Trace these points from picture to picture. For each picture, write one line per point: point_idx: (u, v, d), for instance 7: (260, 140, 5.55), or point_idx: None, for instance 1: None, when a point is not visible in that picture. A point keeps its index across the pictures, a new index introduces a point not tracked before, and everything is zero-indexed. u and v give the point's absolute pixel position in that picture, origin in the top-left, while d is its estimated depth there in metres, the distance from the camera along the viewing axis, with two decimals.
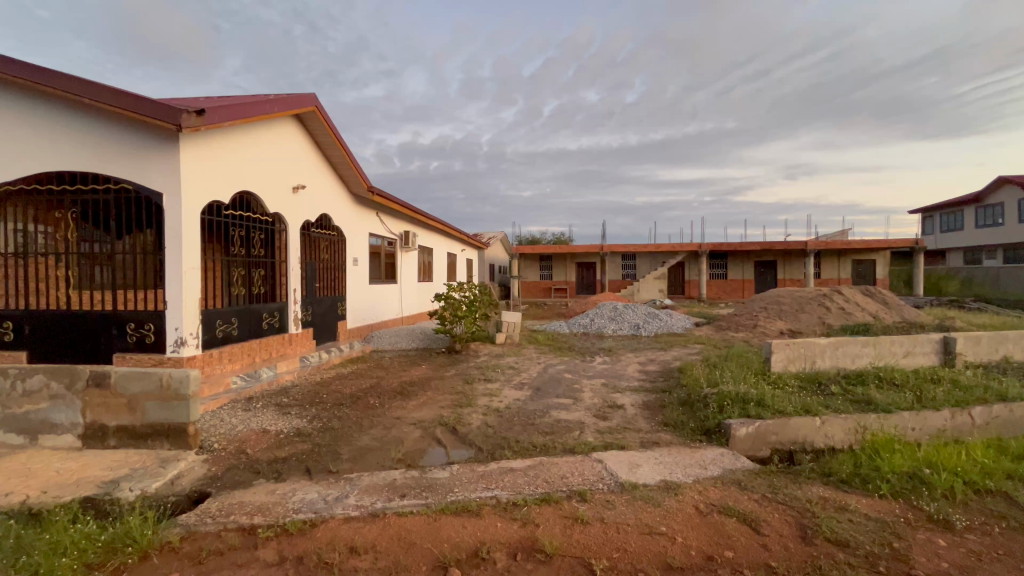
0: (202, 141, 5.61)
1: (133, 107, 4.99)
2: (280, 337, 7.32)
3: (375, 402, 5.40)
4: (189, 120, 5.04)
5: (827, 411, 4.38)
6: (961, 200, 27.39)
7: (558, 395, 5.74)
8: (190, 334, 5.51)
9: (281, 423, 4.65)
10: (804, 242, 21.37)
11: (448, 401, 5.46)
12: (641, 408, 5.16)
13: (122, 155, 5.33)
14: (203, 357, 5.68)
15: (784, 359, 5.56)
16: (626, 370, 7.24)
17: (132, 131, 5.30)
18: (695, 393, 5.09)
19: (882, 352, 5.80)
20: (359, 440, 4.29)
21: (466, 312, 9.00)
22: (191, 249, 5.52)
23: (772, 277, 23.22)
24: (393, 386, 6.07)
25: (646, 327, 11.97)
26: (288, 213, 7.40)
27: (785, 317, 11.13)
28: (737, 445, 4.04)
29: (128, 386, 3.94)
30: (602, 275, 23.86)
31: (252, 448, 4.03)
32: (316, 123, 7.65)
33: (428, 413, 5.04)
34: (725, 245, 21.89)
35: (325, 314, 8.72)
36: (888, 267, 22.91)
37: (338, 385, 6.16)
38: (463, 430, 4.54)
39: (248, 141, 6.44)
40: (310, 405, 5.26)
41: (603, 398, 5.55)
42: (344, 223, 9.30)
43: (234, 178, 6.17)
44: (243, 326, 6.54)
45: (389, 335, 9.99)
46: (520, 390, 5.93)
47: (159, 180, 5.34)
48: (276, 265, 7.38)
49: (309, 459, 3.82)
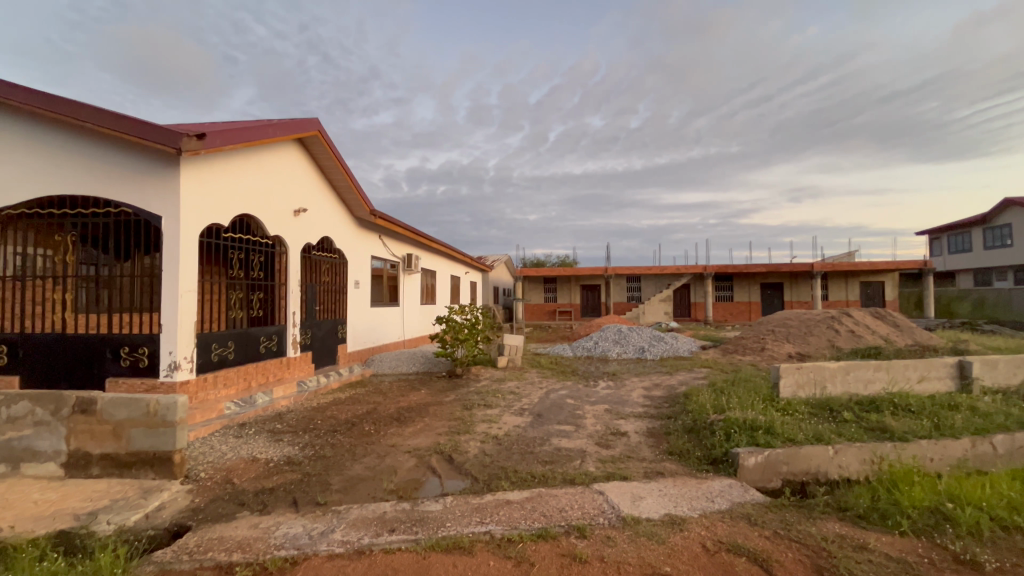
0: (203, 164, 5.66)
1: (135, 132, 5.03)
2: (278, 361, 7.21)
3: (370, 428, 5.24)
4: (189, 144, 5.08)
5: (841, 439, 4.18)
6: (968, 222, 27.22)
7: (560, 422, 5.55)
8: (184, 357, 5.45)
9: (272, 451, 4.51)
10: (811, 263, 21.21)
11: (445, 428, 5.28)
12: (646, 436, 4.96)
13: (123, 178, 5.37)
14: (197, 382, 5.60)
15: (793, 385, 5.36)
16: (631, 395, 7.04)
17: (133, 155, 5.34)
18: (701, 420, 4.90)
19: (895, 377, 5.60)
20: (351, 469, 4.14)
21: (467, 335, 8.87)
22: (188, 272, 5.51)
23: (780, 299, 22.99)
24: (390, 412, 5.90)
25: (651, 350, 11.77)
26: (289, 236, 7.41)
27: (794, 340, 10.90)
28: (746, 476, 3.84)
29: (115, 412, 3.83)
30: (607, 297, 23.73)
31: (239, 478, 3.88)
32: (319, 147, 7.73)
33: (425, 440, 4.89)
34: (730, 267, 21.75)
35: (325, 338, 8.62)
36: (897, 290, 22.67)
37: (333, 411, 5.99)
38: (459, 459, 4.37)
39: (250, 165, 6.48)
40: (303, 432, 5.10)
41: (606, 425, 5.35)
42: (346, 246, 9.32)
43: (234, 201, 6.18)
44: (239, 350, 6.47)
45: (390, 359, 9.86)
46: (520, 417, 5.75)
47: (158, 203, 5.37)
48: (275, 287, 7.34)
49: (297, 490, 3.68)
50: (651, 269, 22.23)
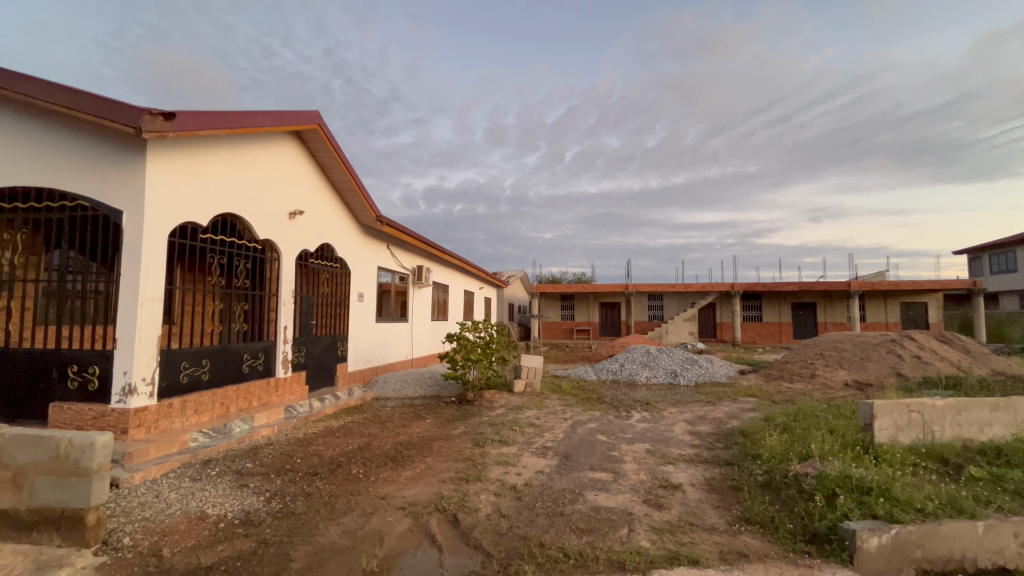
0: (177, 152, 4.88)
1: (91, 109, 4.26)
2: (264, 383, 6.30)
3: (358, 471, 4.23)
4: (152, 124, 4.28)
5: (988, 510, 3.05)
6: (1012, 240, 25.53)
7: (593, 467, 4.47)
8: (142, 379, 4.57)
9: (229, 503, 3.54)
10: (847, 282, 19.82)
11: (451, 473, 4.25)
12: (706, 491, 3.86)
13: (80, 167, 4.58)
14: (157, 409, 4.70)
15: (892, 427, 4.21)
16: (673, 430, 5.92)
17: (93, 139, 4.57)
18: (780, 472, 3.78)
19: (1018, 419, 4.43)
20: (324, 536, 3.11)
21: (480, 355, 7.86)
22: (152, 277, 4.66)
23: (813, 320, 21.55)
24: (385, 449, 4.89)
25: (684, 374, 10.59)
26: (282, 241, 6.57)
27: (848, 366, 9.62)
28: (868, 564, 2.73)
29: (17, 454, 2.92)
30: (627, 315, 22.56)
31: (171, 548, 2.90)
32: (318, 143, 6.94)
33: (424, 491, 3.85)
34: (760, 286, 20.47)
35: (321, 356, 7.70)
36: (941, 311, 21.07)
37: (319, 446, 5.00)
38: (467, 522, 3.32)
39: (235, 157, 5.68)
40: (276, 476, 4.12)
41: (652, 475, 4.26)
42: (350, 255, 8.48)
43: (214, 197, 5.35)
44: (217, 370, 5.60)
45: (395, 380, 8.87)
46: (543, 458, 4.69)
47: (120, 196, 4.57)
48: (264, 298, 6.47)
49: (242, 572, 2.67)
50: (675, 286, 21.07)
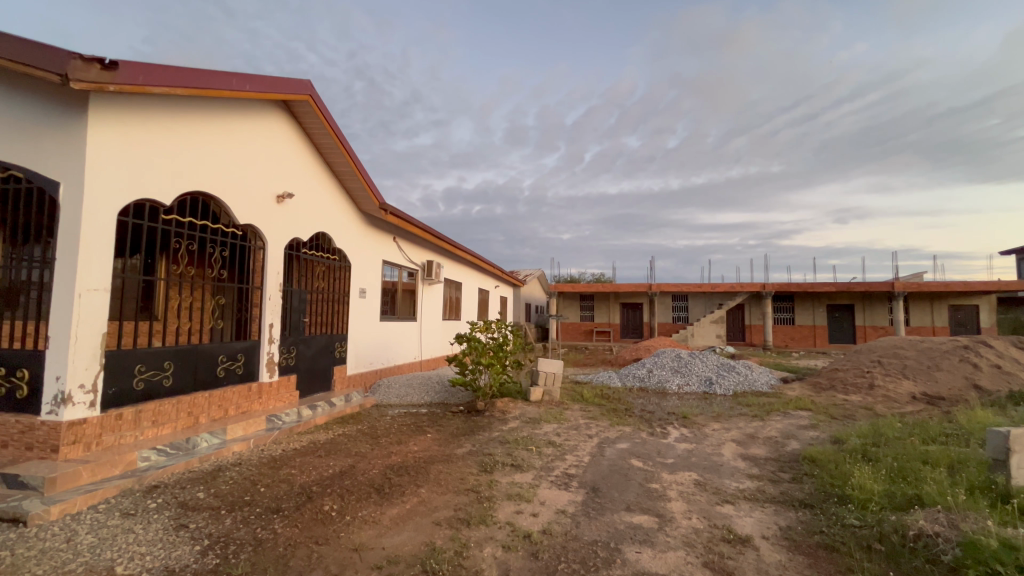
0: (127, 114, 4.08)
1: (12, 55, 3.47)
2: (244, 389, 5.49)
3: (331, 507, 3.35)
4: (85, 73, 3.48)
5: None
6: None
7: (629, 507, 3.50)
8: (80, 386, 3.78)
9: (151, 556, 2.67)
10: (891, 282, 18.30)
11: (448, 512, 3.32)
12: (789, 550, 2.85)
13: (11, 132, 3.83)
14: (99, 422, 3.90)
15: None
16: (722, 454, 4.88)
17: (27, 98, 3.82)
18: (898, 532, 2.74)
19: None
20: None
21: (492, 358, 6.92)
22: (94, 261, 3.86)
23: (850, 324, 20.06)
24: (373, 475, 4.00)
25: (720, 382, 9.47)
26: (268, 227, 5.77)
27: (914, 375, 8.40)
28: None
29: None
30: (650, 317, 21.36)
31: None
32: (309, 116, 6.11)
33: (410, 541, 2.93)
34: (795, 286, 19.05)
35: (316, 358, 6.89)
36: (994, 315, 19.36)
37: (294, 469, 4.13)
38: None
39: (207, 127, 4.88)
40: (229, 513, 3.26)
41: (709, 520, 3.27)
42: (350, 246, 7.66)
43: (178, 172, 4.55)
44: (184, 375, 4.82)
45: (398, 385, 8.01)
46: (566, 493, 3.74)
47: (55, 164, 3.78)
48: (246, 292, 5.67)
49: None
50: (702, 287, 19.78)
